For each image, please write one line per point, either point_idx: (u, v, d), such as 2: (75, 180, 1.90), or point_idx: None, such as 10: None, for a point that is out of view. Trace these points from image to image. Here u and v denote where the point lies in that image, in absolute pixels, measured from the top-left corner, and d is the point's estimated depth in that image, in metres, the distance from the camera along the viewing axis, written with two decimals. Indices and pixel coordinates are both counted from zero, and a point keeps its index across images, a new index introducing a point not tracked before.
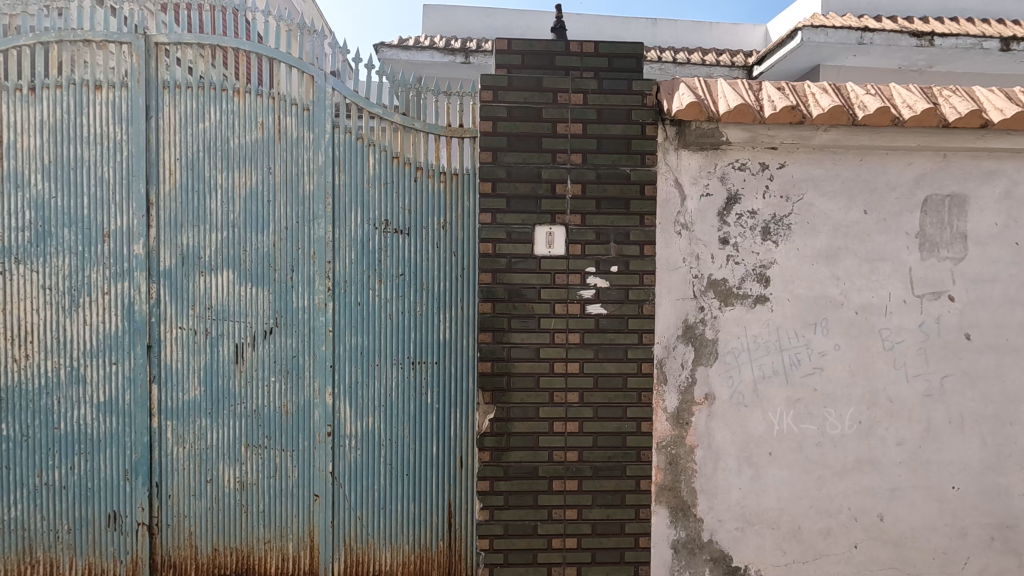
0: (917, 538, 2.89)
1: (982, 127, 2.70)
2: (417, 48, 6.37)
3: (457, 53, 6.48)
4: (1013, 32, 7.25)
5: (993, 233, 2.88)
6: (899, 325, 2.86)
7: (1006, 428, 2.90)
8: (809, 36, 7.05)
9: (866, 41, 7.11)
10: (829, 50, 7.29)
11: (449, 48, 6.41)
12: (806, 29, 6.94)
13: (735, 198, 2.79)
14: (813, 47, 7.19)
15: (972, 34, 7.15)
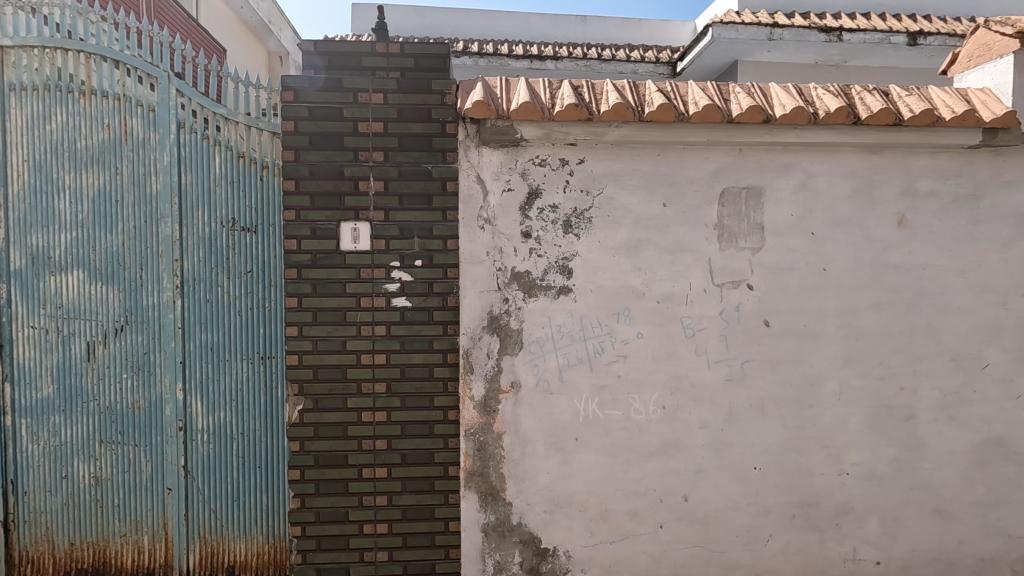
0: (722, 517, 3.01)
1: (766, 121, 2.80)
2: None
3: None
4: (921, 28, 7.40)
5: (790, 223, 2.99)
6: (700, 313, 2.98)
7: (806, 410, 3.03)
8: (719, 32, 7.14)
9: (777, 37, 7.19)
10: (743, 47, 7.37)
11: None
12: (715, 26, 7.04)
13: (536, 192, 2.89)
14: (726, 43, 7.27)
15: (881, 30, 7.24)
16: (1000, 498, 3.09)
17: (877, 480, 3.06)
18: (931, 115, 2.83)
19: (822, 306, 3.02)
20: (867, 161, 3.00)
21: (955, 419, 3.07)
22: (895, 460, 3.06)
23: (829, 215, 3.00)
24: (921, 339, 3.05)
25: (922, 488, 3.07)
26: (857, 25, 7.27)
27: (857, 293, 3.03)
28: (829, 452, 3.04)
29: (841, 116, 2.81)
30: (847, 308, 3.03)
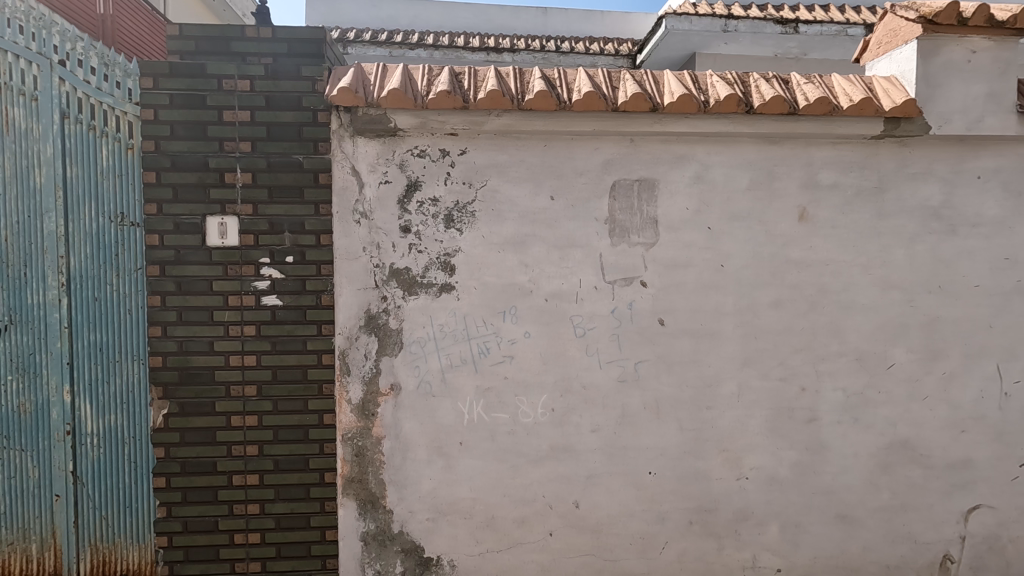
0: (615, 524, 2.89)
1: (653, 109, 2.67)
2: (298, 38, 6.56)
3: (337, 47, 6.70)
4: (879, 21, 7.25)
5: (685, 218, 2.86)
6: (590, 311, 2.84)
7: (703, 412, 2.90)
8: (673, 24, 6.89)
9: (731, 29, 6.98)
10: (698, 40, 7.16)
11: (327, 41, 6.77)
12: (668, 17, 6.75)
13: (415, 185, 2.75)
14: (681, 35, 7.04)
15: (839, 21, 7.07)
16: (906, 503, 2.98)
17: (778, 484, 2.94)
18: (827, 103, 2.70)
19: (720, 304, 2.89)
20: (766, 152, 2.87)
21: (859, 421, 2.95)
22: (797, 464, 2.94)
23: (726, 209, 2.87)
24: (823, 338, 2.93)
25: (825, 492, 2.95)
26: (815, 16, 7.10)
27: (756, 291, 2.90)
28: (727, 456, 2.92)
29: (732, 105, 2.67)
30: (746, 306, 2.90)
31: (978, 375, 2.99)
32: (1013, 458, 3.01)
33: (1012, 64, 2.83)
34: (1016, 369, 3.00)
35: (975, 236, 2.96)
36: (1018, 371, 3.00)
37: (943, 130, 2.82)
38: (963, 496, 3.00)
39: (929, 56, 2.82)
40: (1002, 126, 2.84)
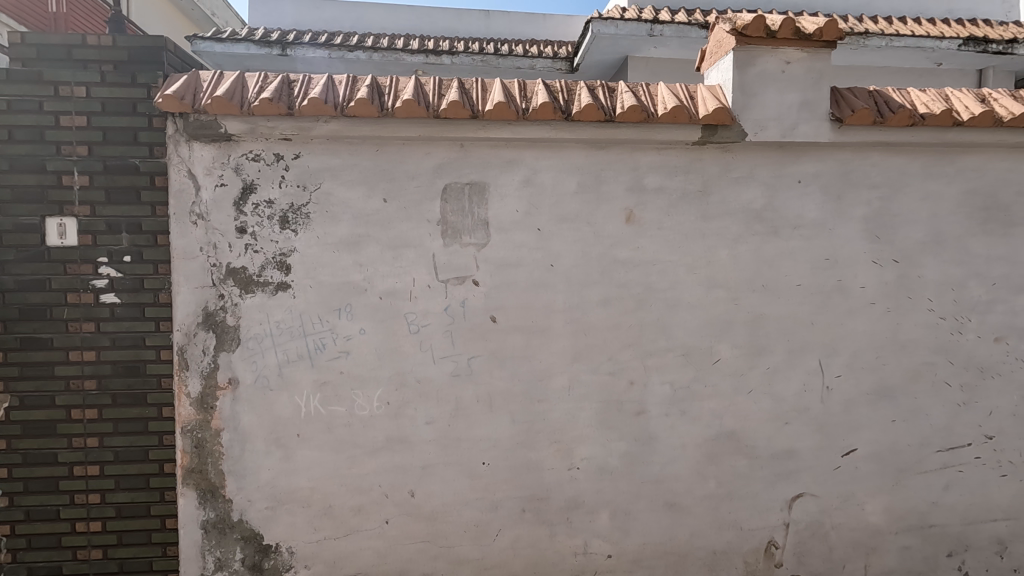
0: (449, 513, 3.02)
1: (472, 116, 2.79)
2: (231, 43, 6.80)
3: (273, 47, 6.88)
4: None
5: (515, 220, 2.99)
6: (424, 309, 2.98)
7: (535, 405, 3.05)
8: (599, 28, 6.82)
9: (657, 33, 6.87)
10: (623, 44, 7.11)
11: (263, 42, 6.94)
12: (595, 22, 6.66)
13: (250, 188, 2.87)
14: (608, 40, 7.00)
15: None
16: (732, 491, 3.14)
17: (608, 474, 3.09)
18: (641, 111, 2.84)
19: (550, 301, 3.03)
20: (593, 157, 3.01)
21: (686, 413, 3.11)
22: (626, 455, 3.09)
23: (555, 211, 3.01)
24: (650, 335, 3.08)
25: (653, 482, 3.10)
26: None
27: (585, 289, 3.04)
28: (558, 447, 3.06)
29: (548, 112, 2.80)
30: (576, 303, 3.04)
31: (800, 369, 3.15)
32: (834, 449, 3.17)
33: (825, 74, 2.99)
34: (837, 364, 3.16)
35: (796, 238, 3.11)
36: (839, 366, 3.16)
37: (759, 136, 2.98)
38: (787, 485, 3.16)
39: (745, 67, 2.96)
40: (815, 133, 3.00)
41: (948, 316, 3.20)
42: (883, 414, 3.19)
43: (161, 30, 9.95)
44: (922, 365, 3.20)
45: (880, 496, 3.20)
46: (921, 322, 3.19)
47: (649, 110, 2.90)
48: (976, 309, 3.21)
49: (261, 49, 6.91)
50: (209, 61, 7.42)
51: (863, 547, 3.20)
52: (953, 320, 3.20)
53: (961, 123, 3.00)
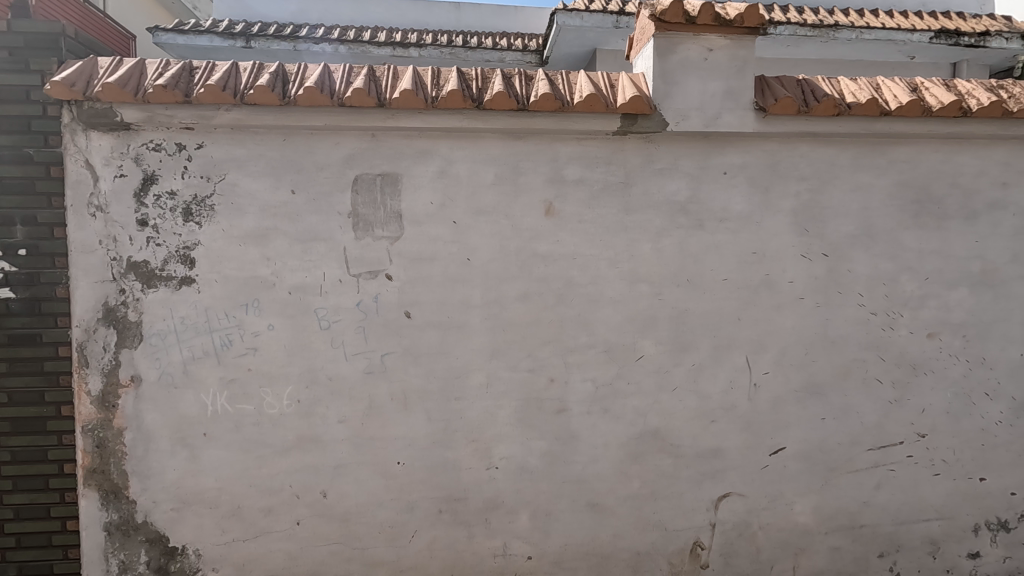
0: (363, 514, 2.94)
1: (379, 105, 2.70)
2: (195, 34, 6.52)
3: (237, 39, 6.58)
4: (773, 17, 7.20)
5: (429, 212, 2.90)
6: (335, 304, 2.89)
7: (452, 403, 2.96)
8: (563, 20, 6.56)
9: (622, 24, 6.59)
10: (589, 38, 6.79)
11: (227, 33, 6.61)
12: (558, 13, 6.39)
13: (151, 179, 2.77)
14: (573, 33, 6.71)
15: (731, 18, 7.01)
16: (656, 491, 3.06)
17: (527, 474, 3.01)
18: (555, 99, 2.75)
19: (467, 297, 2.94)
20: (510, 148, 2.92)
21: (609, 411, 3.02)
22: (546, 454, 3.01)
23: (471, 203, 2.92)
24: (571, 331, 2.99)
25: (575, 481, 3.02)
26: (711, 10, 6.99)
27: (503, 284, 2.96)
28: (476, 446, 2.98)
29: (457, 100, 2.71)
30: (493, 298, 2.96)
31: (726, 366, 3.07)
32: (762, 447, 3.10)
33: (749, 62, 2.90)
34: (764, 360, 3.08)
35: (722, 231, 3.03)
36: (766, 362, 3.08)
37: (680, 126, 2.89)
38: (713, 485, 3.08)
39: (666, 54, 2.87)
40: (739, 123, 2.91)
41: (879, 311, 3.12)
42: (812, 412, 3.11)
43: (138, 22, 9.84)
44: (852, 361, 3.12)
45: (809, 495, 3.13)
46: (851, 318, 3.11)
47: (565, 99, 2.81)
48: (908, 304, 3.13)
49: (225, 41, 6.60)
50: (174, 53, 7.16)
51: (792, 548, 3.13)
52: (885, 315, 3.13)
53: (888, 113, 2.92)
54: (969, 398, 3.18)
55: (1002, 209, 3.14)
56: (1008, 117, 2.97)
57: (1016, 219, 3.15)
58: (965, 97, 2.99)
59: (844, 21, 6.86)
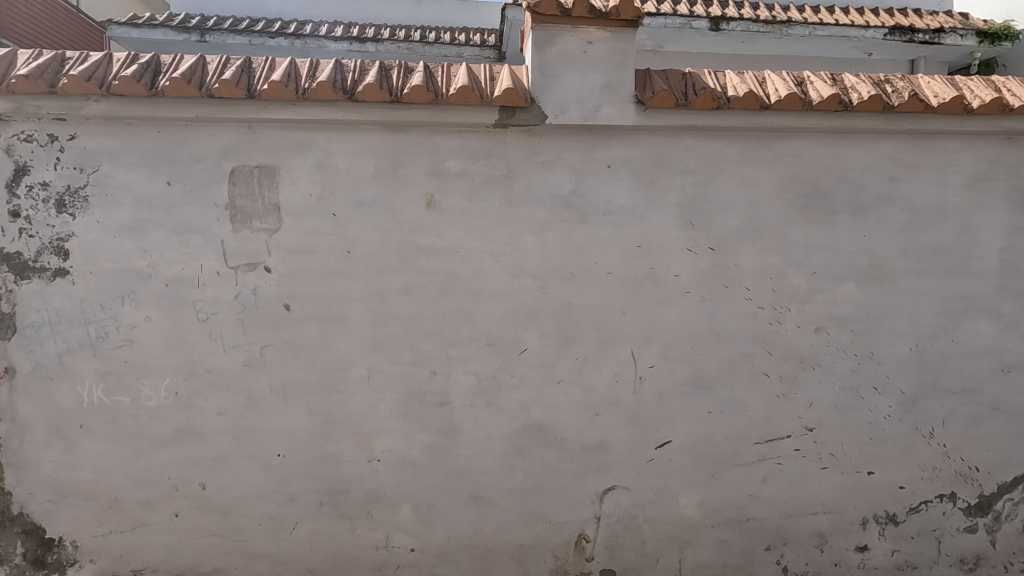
0: (243, 506, 2.95)
1: (248, 96, 2.69)
2: (148, 26, 5.77)
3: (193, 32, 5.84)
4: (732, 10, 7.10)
5: (308, 204, 2.90)
6: (213, 296, 2.88)
7: (333, 396, 2.97)
8: None
9: None
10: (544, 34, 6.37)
11: (182, 25, 5.85)
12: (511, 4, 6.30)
13: (23, 170, 2.77)
14: None
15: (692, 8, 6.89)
16: (540, 484, 3.07)
17: (410, 466, 3.01)
18: (427, 92, 2.74)
19: (347, 289, 2.94)
20: (390, 140, 2.91)
21: (492, 404, 3.03)
22: (429, 447, 3.02)
23: (350, 196, 2.91)
24: (453, 324, 3.00)
25: (458, 474, 3.03)
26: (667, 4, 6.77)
27: (384, 277, 2.96)
28: (358, 439, 2.99)
29: (327, 92, 2.69)
30: (374, 291, 2.95)
31: (611, 360, 3.07)
32: (647, 441, 3.11)
33: (628, 55, 2.90)
34: (650, 354, 3.09)
35: (606, 225, 3.03)
36: (652, 356, 3.09)
37: (559, 119, 2.89)
38: (598, 478, 3.09)
39: (545, 47, 2.86)
40: (619, 116, 2.91)
41: (766, 306, 3.13)
42: (698, 406, 3.12)
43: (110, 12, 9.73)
44: (739, 355, 3.13)
45: (695, 489, 3.14)
46: (738, 312, 3.12)
47: (440, 91, 2.80)
48: (795, 298, 3.14)
49: (180, 35, 5.87)
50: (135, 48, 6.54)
51: (677, 541, 3.14)
52: (772, 310, 3.13)
53: (768, 106, 2.91)
54: (857, 393, 3.19)
55: (890, 204, 3.14)
56: (890, 111, 2.96)
57: (904, 213, 3.15)
58: (848, 91, 2.98)
59: (802, 15, 6.71)
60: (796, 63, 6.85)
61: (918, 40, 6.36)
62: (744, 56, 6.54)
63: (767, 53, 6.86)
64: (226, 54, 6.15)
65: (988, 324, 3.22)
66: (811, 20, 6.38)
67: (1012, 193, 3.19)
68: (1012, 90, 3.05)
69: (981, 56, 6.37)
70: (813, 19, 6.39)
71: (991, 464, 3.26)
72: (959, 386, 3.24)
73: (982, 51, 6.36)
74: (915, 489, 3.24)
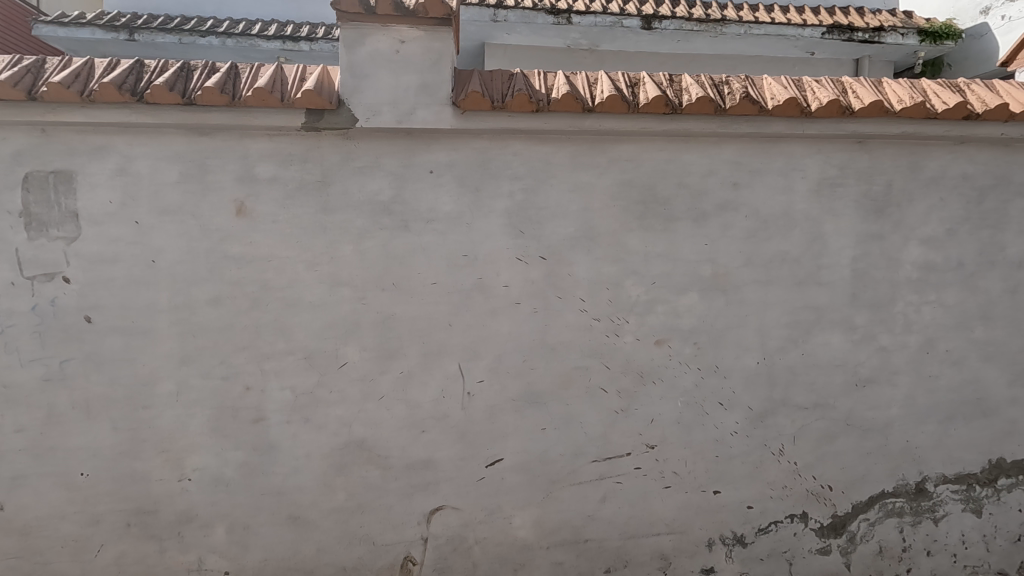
0: (44, 527, 2.81)
1: (29, 98, 2.54)
2: (73, 23, 5.08)
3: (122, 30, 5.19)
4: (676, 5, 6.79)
5: (108, 211, 2.76)
6: (8, 308, 2.75)
7: (139, 412, 2.83)
8: None
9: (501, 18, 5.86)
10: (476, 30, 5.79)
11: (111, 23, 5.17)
12: None
13: None
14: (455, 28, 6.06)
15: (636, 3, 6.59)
16: (362, 504, 2.93)
17: (223, 485, 2.88)
18: (222, 93, 2.61)
19: (152, 300, 2.81)
20: (195, 145, 2.78)
21: (310, 420, 2.90)
22: (243, 465, 2.88)
23: (153, 203, 2.78)
24: (267, 336, 2.86)
25: (274, 494, 2.90)
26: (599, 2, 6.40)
27: (192, 287, 2.82)
28: (167, 457, 2.85)
29: (112, 93, 2.55)
30: (181, 303, 2.82)
31: (437, 374, 2.94)
32: (477, 458, 2.97)
33: (444, 55, 2.76)
34: (478, 368, 2.95)
35: (429, 233, 2.89)
36: (480, 370, 2.95)
37: (371, 122, 2.75)
38: (424, 497, 2.96)
39: (354, 46, 2.73)
40: (436, 119, 2.77)
41: (602, 318, 2.99)
42: (531, 422, 2.98)
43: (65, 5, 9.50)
44: (574, 369, 2.99)
45: (529, 508, 3.00)
46: (572, 324, 2.98)
47: (239, 94, 2.67)
48: (634, 310, 3.00)
49: (109, 33, 5.22)
50: None
51: (510, 564, 3.00)
52: (609, 322, 2.99)
53: (591, 109, 2.77)
54: (702, 408, 3.05)
55: (733, 211, 3.00)
56: (724, 114, 2.82)
57: (749, 221, 3.01)
58: (679, 93, 2.84)
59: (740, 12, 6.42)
60: (736, 60, 6.44)
61: (857, 38, 5.98)
62: (681, 56, 6.11)
63: (707, 52, 6.57)
64: (162, 53, 5.51)
65: (840, 336, 3.09)
66: (746, 16, 6.07)
67: (864, 200, 3.05)
68: (856, 92, 2.91)
69: (924, 55, 6.06)
70: (749, 15, 6.09)
71: (845, 483, 3.12)
72: (810, 401, 3.10)
73: (924, 49, 6.03)
74: (763, 509, 3.09)
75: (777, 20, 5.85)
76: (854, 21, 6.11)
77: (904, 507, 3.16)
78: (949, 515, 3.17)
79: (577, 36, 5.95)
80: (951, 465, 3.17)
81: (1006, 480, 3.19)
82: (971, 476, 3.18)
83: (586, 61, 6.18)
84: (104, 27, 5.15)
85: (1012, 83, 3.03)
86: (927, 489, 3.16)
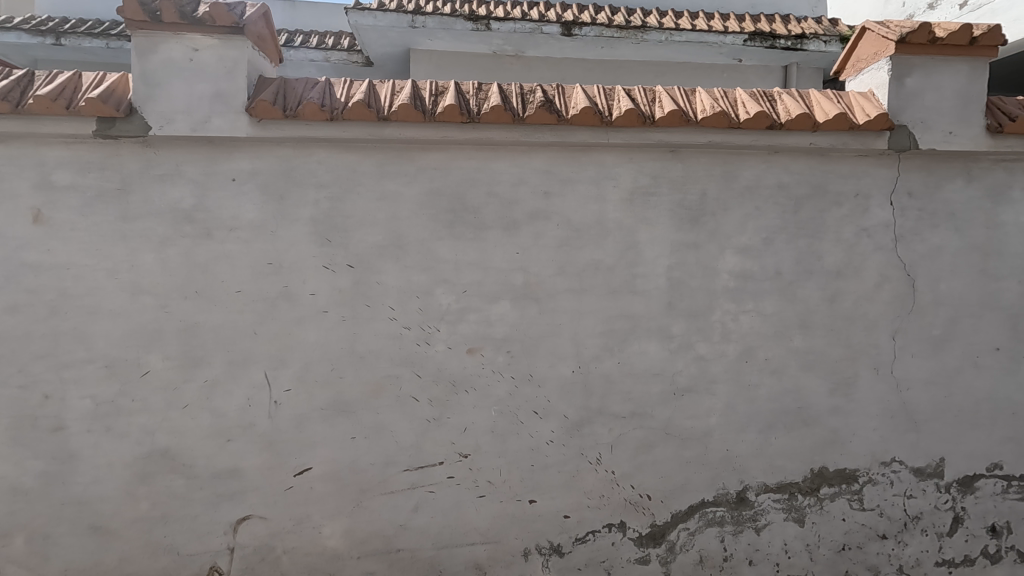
0: None
1: None
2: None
3: (47, 34, 4.95)
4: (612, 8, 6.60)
5: None
6: None
7: None
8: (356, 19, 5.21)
9: (419, 25, 5.20)
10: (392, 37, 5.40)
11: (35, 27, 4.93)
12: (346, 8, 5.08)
13: None
14: (369, 35, 5.34)
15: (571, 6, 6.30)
16: (167, 514, 2.92)
17: (21, 495, 2.85)
18: (4, 101, 2.58)
19: None
20: None
21: (112, 429, 2.87)
22: (44, 474, 2.85)
23: None
24: (66, 345, 2.83)
25: (75, 503, 2.87)
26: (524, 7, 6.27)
27: None
28: None
29: None
30: None
31: (243, 383, 2.92)
32: (284, 467, 2.95)
33: (238, 63, 2.77)
34: (285, 377, 2.94)
35: (232, 241, 2.88)
36: (287, 379, 2.94)
37: (165, 130, 2.74)
38: (231, 507, 2.94)
39: (146, 54, 2.71)
40: (230, 127, 2.76)
41: (412, 326, 2.98)
42: (340, 431, 2.97)
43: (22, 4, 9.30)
44: (383, 378, 2.98)
45: (338, 518, 2.98)
46: (381, 332, 2.97)
47: (25, 101, 2.64)
48: (444, 319, 2.99)
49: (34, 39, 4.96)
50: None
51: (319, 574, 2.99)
52: (419, 330, 2.98)
53: (387, 118, 2.76)
54: (516, 417, 3.04)
55: (544, 220, 3.00)
56: (524, 123, 2.82)
57: (560, 229, 3.01)
58: (479, 102, 2.84)
59: (668, 16, 6.23)
60: (662, 68, 6.15)
61: (780, 46, 5.71)
62: (607, 65, 5.80)
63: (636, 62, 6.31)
64: (95, 58, 5.23)
65: (656, 345, 3.08)
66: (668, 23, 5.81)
67: (678, 209, 3.05)
68: (660, 101, 2.92)
69: None
70: (673, 23, 5.80)
71: (663, 492, 3.11)
72: (628, 410, 3.09)
73: None
74: (580, 518, 3.08)
75: (698, 26, 5.60)
76: (774, 28, 5.95)
77: (724, 517, 3.15)
78: (770, 524, 3.17)
79: (501, 42, 5.53)
80: (773, 474, 3.16)
81: (828, 490, 3.18)
82: (793, 485, 3.17)
83: (513, 69, 5.82)
84: (27, 32, 4.90)
85: (823, 95, 3.05)
86: (748, 498, 3.15)
